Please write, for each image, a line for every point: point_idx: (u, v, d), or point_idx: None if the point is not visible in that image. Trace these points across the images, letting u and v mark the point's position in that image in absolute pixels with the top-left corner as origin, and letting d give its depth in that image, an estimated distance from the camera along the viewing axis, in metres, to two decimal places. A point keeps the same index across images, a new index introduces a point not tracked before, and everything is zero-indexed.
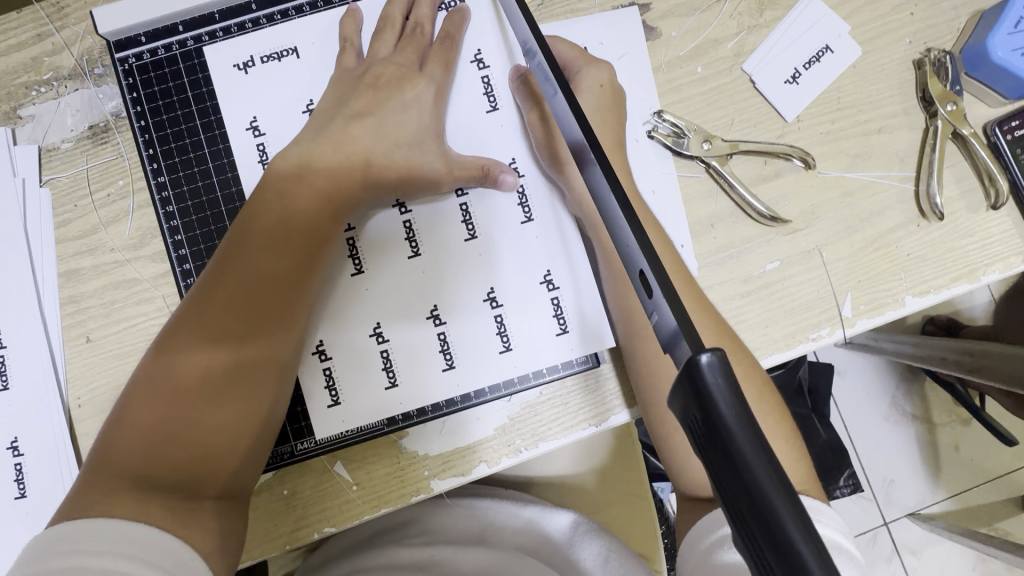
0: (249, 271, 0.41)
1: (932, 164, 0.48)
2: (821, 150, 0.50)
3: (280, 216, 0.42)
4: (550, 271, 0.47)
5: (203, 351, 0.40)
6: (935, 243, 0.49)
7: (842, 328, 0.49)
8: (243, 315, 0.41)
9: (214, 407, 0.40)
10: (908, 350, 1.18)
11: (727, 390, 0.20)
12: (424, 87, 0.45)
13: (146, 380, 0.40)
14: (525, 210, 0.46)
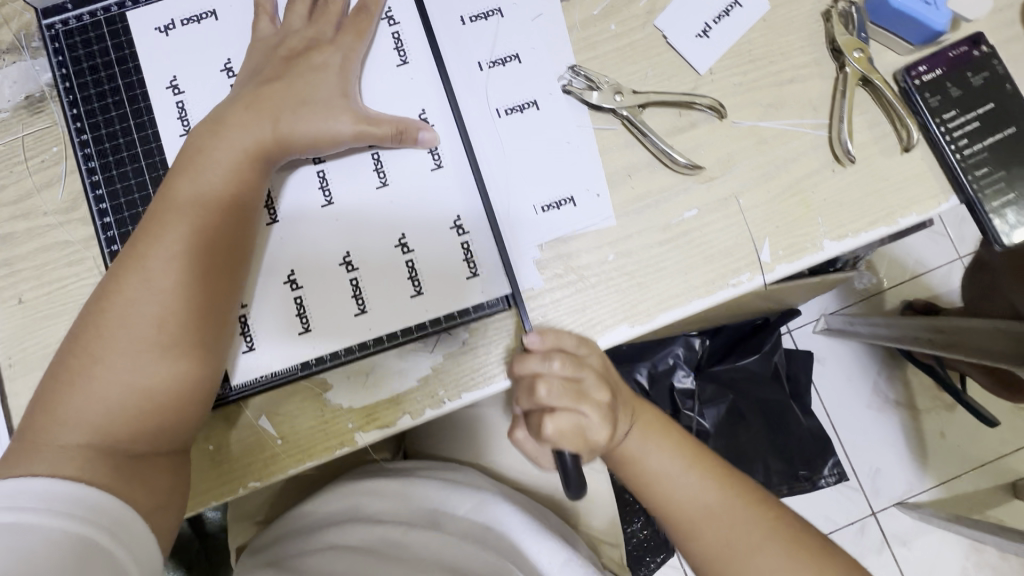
0: (180, 225, 0.42)
1: (842, 109, 0.49)
2: (734, 101, 0.51)
3: (207, 171, 0.44)
4: (460, 217, 0.48)
5: (139, 308, 0.41)
6: (851, 188, 0.50)
7: (762, 273, 0.49)
8: (177, 271, 0.42)
9: (153, 360, 0.41)
10: (883, 333, 1.17)
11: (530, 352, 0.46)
12: (334, 51, 0.47)
13: (81, 339, 0.41)
14: (435, 158, 0.48)
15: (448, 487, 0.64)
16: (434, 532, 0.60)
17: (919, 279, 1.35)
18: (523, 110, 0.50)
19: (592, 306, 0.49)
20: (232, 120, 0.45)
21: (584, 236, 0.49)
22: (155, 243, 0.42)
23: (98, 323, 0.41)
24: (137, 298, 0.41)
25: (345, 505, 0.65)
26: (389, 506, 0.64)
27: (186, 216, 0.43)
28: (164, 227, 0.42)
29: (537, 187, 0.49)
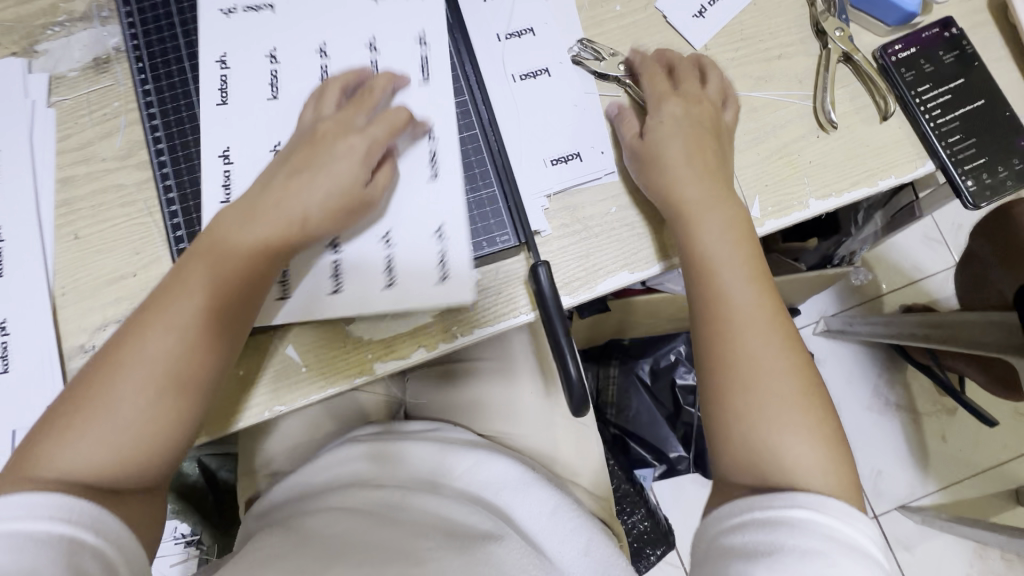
0: (173, 347, 0.44)
1: (825, 82, 0.55)
2: (727, 73, 0.56)
3: (216, 261, 0.46)
4: (479, 160, 0.52)
5: (131, 405, 0.43)
6: (834, 153, 0.54)
7: (752, 227, 0.54)
8: (184, 345, 0.44)
9: (154, 403, 0.43)
10: (880, 331, 1.20)
11: (549, 285, 0.46)
12: (360, 140, 0.49)
13: (77, 400, 0.43)
14: (458, 109, 0.53)
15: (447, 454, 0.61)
16: (441, 498, 0.55)
17: (917, 284, 1.39)
18: (536, 76, 0.55)
19: (595, 253, 0.53)
20: (246, 245, 0.47)
21: (588, 189, 0.54)
22: (172, 305, 0.45)
23: (108, 361, 0.44)
24: (144, 350, 0.44)
25: (336, 470, 0.60)
26: (384, 468, 0.59)
27: (200, 285, 0.46)
28: (183, 284, 0.46)
29: (548, 144, 0.54)
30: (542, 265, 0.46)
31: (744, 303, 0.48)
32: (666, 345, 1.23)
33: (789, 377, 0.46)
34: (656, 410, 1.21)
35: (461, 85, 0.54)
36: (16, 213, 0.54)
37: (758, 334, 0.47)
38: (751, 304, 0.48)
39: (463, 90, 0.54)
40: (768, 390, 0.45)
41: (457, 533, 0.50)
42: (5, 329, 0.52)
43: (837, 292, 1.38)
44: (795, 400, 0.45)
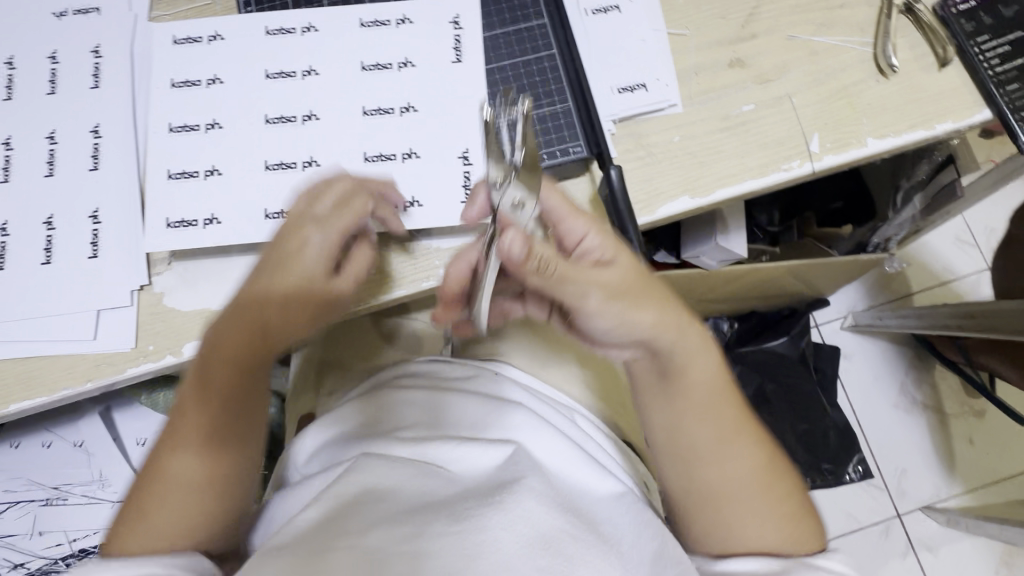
0: (203, 439, 0.46)
1: (887, 29, 0.57)
2: (790, 19, 0.59)
3: (218, 366, 0.46)
4: (560, 79, 0.54)
5: (178, 497, 0.45)
6: (893, 96, 0.56)
7: (810, 161, 0.56)
8: (206, 438, 0.46)
9: (199, 481, 0.46)
10: (911, 323, 1.19)
11: (620, 183, 0.50)
12: (319, 230, 0.47)
13: (137, 498, 0.46)
14: (540, 28, 0.55)
15: (485, 410, 0.57)
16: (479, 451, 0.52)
17: (948, 285, 1.37)
18: (608, 10, 0.57)
19: (658, 179, 0.55)
20: (253, 339, 0.46)
21: (652, 118, 0.56)
22: (174, 460, 0.46)
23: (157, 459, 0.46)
24: (169, 491, 0.46)
25: (376, 416, 0.59)
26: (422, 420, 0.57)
27: (201, 447, 0.46)
28: (204, 388, 0.46)
29: (616, 72, 0.56)
30: (615, 168, 0.51)
31: (707, 381, 0.49)
32: None
33: (732, 452, 0.48)
34: None
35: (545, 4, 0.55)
36: (114, 114, 0.58)
37: (716, 394, 0.49)
38: (694, 346, 0.49)
39: (545, 8, 0.55)
40: (721, 461, 0.48)
41: (496, 487, 0.48)
42: (97, 217, 0.56)
43: (868, 288, 1.37)
44: (745, 446, 0.49)
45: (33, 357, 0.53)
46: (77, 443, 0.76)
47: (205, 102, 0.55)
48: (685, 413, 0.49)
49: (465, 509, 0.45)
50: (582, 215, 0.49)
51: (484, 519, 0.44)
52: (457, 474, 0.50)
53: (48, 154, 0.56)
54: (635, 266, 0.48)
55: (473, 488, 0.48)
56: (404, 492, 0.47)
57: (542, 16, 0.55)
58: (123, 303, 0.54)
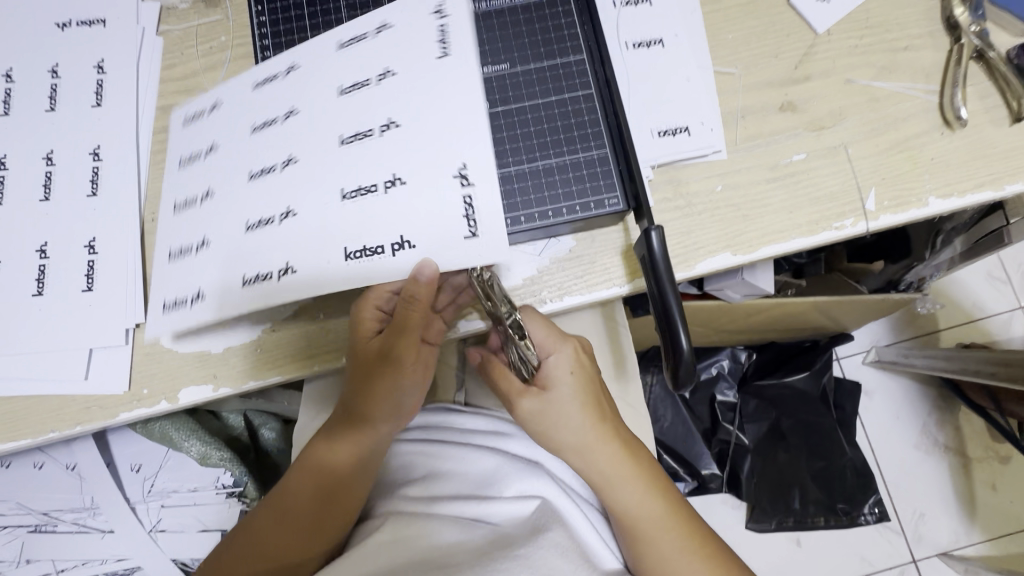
0: (307, 496, 0.50)
1: (956, 77, 0.52)
2: (849, 60, 0.54)
3: (327, 454, 0.50)
4: (597, 120, 0.50)
5: (280, 536, 0.49)
6: (959, 151, 0.52)
7: (865, 220, 0.51)
8: (314, 497, 0.49)
9: (297, 532, 0.49)
10: (941, 364, 1.08)
11: (660, 244, 0.44)
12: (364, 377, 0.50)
13: (244, 531, 0.51)
14: (578, 63, 0.50)
15: (512, 457, 0.53)
16: (495, 508, 0.49)
17: (977, 324, 1.27)
18: (651, 45, 0.53)
19: (697, 232, 0.51)
20: (372, 434, 0.49)
21: (693, 165, 0.52)
22: (288, 491, 0.50)
23: (279, 502, 0.50)
24: (272, 534, 0.50)
25: (393, 460, 0.56)
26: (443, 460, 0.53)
27: (309, 491, 0.49)
28: (331, 451, 0.50)
29: (657, 114, 0.52)
30: (655, 228, 0.44)
31: (634, 500, 0.49)
32: (708, 358, 1.14)
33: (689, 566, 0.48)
34: (692, 424, 1.12)
35: (584, 36, 0.51)
36: (116, 136, 0.54)
37: (645, 519, 0.49)
38: (602, 476, 0.49)
39: (584, 41, 0.51)
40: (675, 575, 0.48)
41: (521, 539, 0.45)
42: (93, 248, 0.52)
43: (893, 324, 1.27)
44: (695, 561, 0.48)
45: (19, 396, 0.50)
46: (68, 466, 0.70)
47: (208, 127, 0.51)
48: (642, 533, 0.49)
49: (489, 564, 0.42)
50: (553, 349, 0.48)
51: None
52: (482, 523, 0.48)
53: (44, 176, 0.53)
54: (585, 404, 0.48)
55: (496, 541, 0.46)
56: (419, 545, 0.44)
57: (581, 51, 0.50)
58: (116, 342, 0.51)
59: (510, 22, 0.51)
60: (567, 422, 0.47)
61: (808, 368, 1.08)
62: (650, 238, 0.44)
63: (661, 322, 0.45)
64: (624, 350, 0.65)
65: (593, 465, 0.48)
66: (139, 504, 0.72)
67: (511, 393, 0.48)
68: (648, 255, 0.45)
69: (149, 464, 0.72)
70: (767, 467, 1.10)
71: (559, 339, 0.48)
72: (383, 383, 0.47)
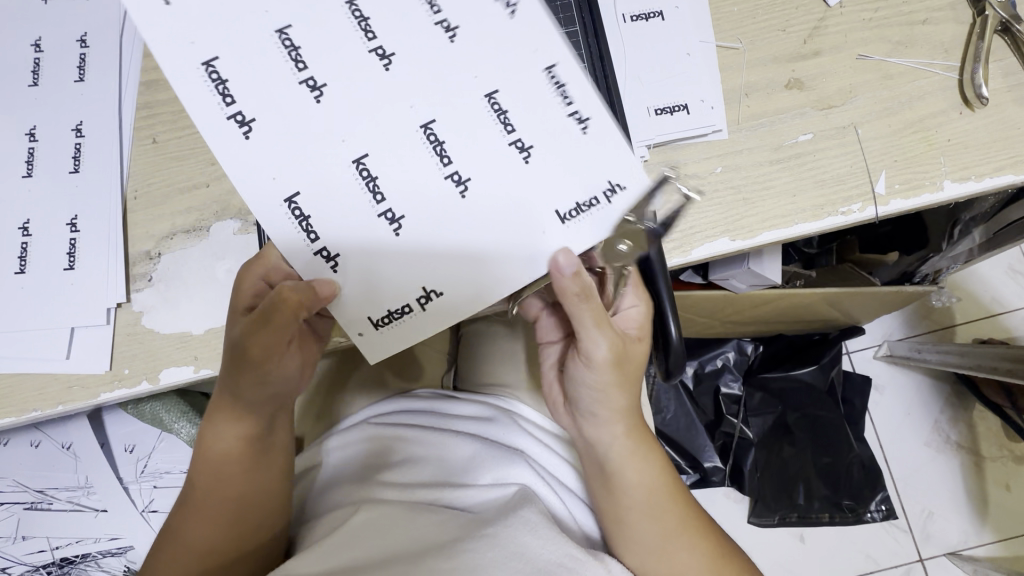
0: (213, 486, 0.47)
1: (978, 52, 0.49)
2: (862, 35, 0.51)
3: (220, 446, 0.46)
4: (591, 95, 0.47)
5: (197, 531, 0.47)
6: (979, 132, 0.48)
7: (874, 205, 0.48)
8: (217, 487, 0.47)
9: (210, 522, 0.47)
10: (953, 360, 1.04)
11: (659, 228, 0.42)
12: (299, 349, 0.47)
13: (170, 525, 0.48)
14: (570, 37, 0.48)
15: (488, 443, 0.52)
16: (471, 490, 0.48)
17: (995, 319, 1.22)
18: (649, 18, 0.50)
19: (694, 216, 0.49)
20: (256, 416, 0.46)
21: (692, 145, 0.49)
22: (194, 482, 0.48)
23: (191, 501, 0.47)
24: (187, 528, 0.47)
25: (371, 443, 0.54)
26: (420, 444, 0.53)
27: (211, 480, 0.47)
28: (223, 433, 0.46)
29: (655, 90, 0.49)
30: None
31: (645, 484, 0.48)
32: (713, 349, 1.11)
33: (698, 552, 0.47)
34: (695, 416, 1.10)
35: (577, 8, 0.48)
36: (99, 112, 0.53)
37: (651, 502, 0.47)
38: (617, 456, 0.48)
39: (578, 13, 0.48)
40: (682, 558, 0.47)
41: (492, 518, 0.44)
42: (75, 226, 0.51)
43: (906, 318, 1.23)
44: (696, 540, 0.47)
45: (1, 375, 0.49)
46: (64, 445, 0.70)
47: None
48: (654, 520, 0.47)
49: (459, 543, 0.41)
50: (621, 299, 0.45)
51: (476, 556, 0.40)
52: (458, 508, 0.47)
53: (26, 152, 0.52)
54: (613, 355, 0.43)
55: (467, 521, 0.45)
56: (390, 526, 0.44)
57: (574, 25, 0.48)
58: (98, 321, 0.50)
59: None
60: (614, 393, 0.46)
61: (814, 361, 1.05)
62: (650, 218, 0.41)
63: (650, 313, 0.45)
64: None
65: (604, 442, 0.48)
66: (133, 484, 0.72)
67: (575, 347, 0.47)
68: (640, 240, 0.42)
69: (143, 445, 0.72)
70: (772, 463, 1.07)
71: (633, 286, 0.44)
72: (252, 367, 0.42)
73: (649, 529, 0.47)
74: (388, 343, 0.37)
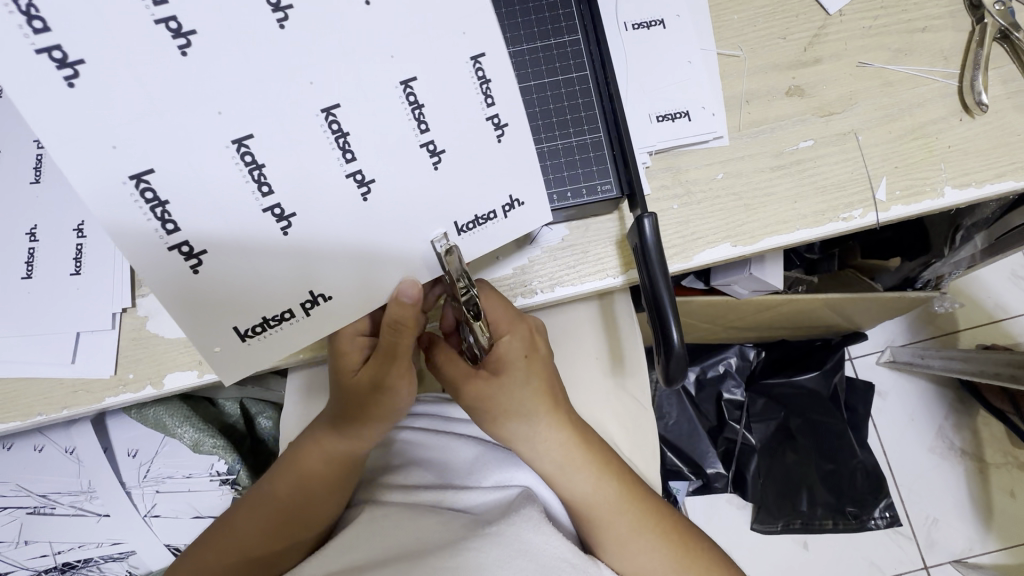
0: (284, 496, 0.48)
1: (978, 59, 0.49)
2: (862, 43, 0.51)
3: (310, 462, 0.47)
4: (595, 103, 0.48)
5: (255, 531, 0.48)
6: (979, 139, 0.49)
7: (875, 211, 0.48)
8: (293, 498, 0.48)
9: (275, 526, 0.48)
10: (957, 366, 1.04)
11: (654, 233, 0.42)
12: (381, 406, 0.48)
13: (222, 524, 0.49)
14: (573, 46, 0.48)
15: (491, 446, 0.53)
16: (474, 492, 0.48)
17: (999, 325, 1.22)
18: (650, 26, 0.50)
19: (695, 222, 0.49)
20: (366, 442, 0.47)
21: (694, 152, 0.50)
22: (268, 487, 0.49)
23: (252, 500, 0.49)
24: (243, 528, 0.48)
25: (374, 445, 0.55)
26: (423, 445, 0.53)
27: (286, 490, 0.48)
28: (331, 453, 0.47)
29: (657, 97, 0.50)
30: (649, 216, 0.43)
31: (607, 491, 0.48)
32: (715, 354, 1.11)
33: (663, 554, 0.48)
34: (699, 423, 1.09)
35: (580, 17, 0.48)
36: None
37: (599, 505, 0.47)
38: (555, 466, 0.47)
39: (581, 22, 0.48)
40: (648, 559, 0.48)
41: (495, 519, 0.45)
42: (82, 231, 0.52)
43: (908, 323, 1.23)
44: (656, 541, 0.48)
45: (6, 379, 0.50)
46: (67, 449, 0.70)
47: None
48: (621, 520, 0.48)
49: (463, 542, 0.42)
50: (507, 330, 0.46)
51: (481, 556, 0.40)
52: (462, 511, 0.47)
53: (35, 159, 0.52)
54: (499, 409, 0.45)
55: (468, 522, 0.45)
56: (394, 527, 0.44)
57: (577, 34, 0.48)
58: (103, 326, 0.50)
59: (504, 2, 0.49)
60: (523, 413, 0.46)
61: (818, 367, 1.05)
62: (643, 227, 0.42)
63: (652, 315, 0.43)
64: (622, 341, 0.63)
65: (540, 454, 0.47)
66: (135, 489, 0.72)
67: (455, 376, 0.45)
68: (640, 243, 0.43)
69: (145, 450, 0.72)
70: (774, 469, 1.07)
71: (513, 320, 0.46)
72: (378, 403, 0.44)
73: (622, 529, 0.48)
74: (270, 352, 0.37)
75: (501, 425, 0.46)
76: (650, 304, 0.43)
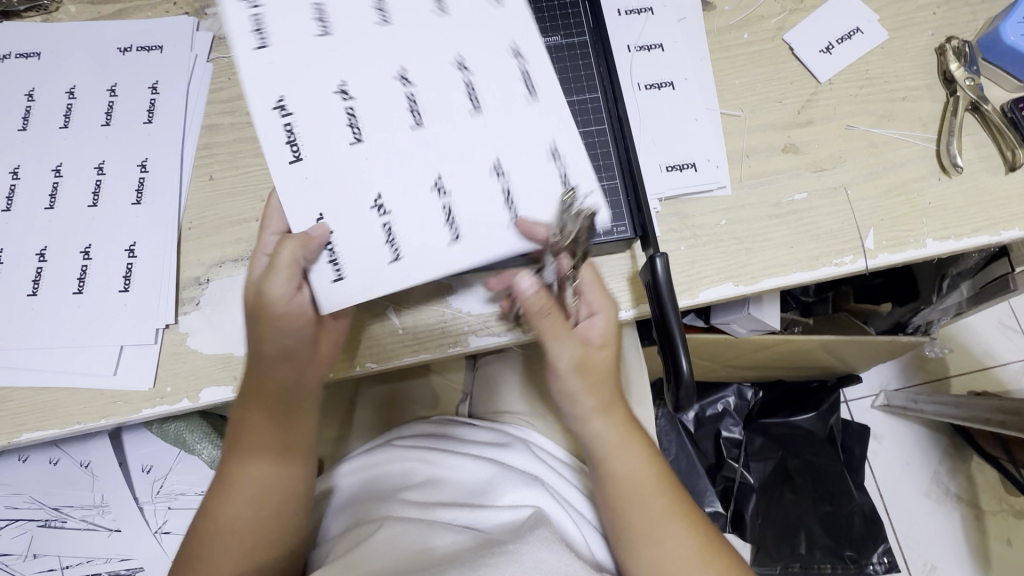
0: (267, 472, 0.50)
1: (953, 126, 0.55)
2: (848, 108, 0.57)
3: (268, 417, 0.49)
4: (612, 153, 0.53)
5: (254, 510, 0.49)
6: (955, 197, 0.54)
7: (864, 258, 0.53)
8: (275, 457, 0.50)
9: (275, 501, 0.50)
10: (950, 411, 1.06)
11: (663, 267, 0.47)
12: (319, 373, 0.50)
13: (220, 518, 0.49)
14: (593, 104, 0.54)
15: (505, 467, 0.55)
16: (490, 510, 0.50)
17: (988, 372, 1.26)
18: (661, 87, 0.56)
19: (700, 262, 0.53)
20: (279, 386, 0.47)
21: (699, 199, 0.55)
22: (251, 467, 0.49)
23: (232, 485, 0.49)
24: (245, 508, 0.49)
25: (384, 470, 0.57)
26: (435, 469, 0.56)
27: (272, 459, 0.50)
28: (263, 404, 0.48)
29: (666, 149, 0.55)
30: (660, 256, 0.47)
31: (630, 477, 0.51)
32: (714, 393, 1.14)
33: (684, 543, 0.49)
34: (696, 459, 1.12)
35: (598, 80, 0.55)
36: (163, 150, 0.58)
37: (638, 485, 0.50)
38: (602, 444, 0.51)
39: (601, 85, 0.55)
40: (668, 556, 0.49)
41: (506, 537, 0.46)
42: (133, 252, 0.55)
43: (902, 367, 1.27)
44: (679, 525, 0.50)
45: (49, 388, 0.53)
46: (83, 463, 0.72)
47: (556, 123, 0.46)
48: (650, 502, 0.50)
49: (476, 558, 0.43)
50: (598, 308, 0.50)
51: (494, 570, 0.42)
52: (466, 528, 0.49)
53: (94, 184, 0.57)
54: (580, 361, 0.48)
55: (482, 541, 0.47)
56: (389, 542, 0.46)
57: (596, 95, 0.54)
58: (146, 340, 0.54)
59: None
60: (591, 391, 0.50)
61: (814, 409, 1.08)
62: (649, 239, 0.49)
63: (660, 349, 0.47)
64: (628, 373, 0.66)
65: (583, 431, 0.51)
66: (148, 505, 0.74)
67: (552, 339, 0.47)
68: (652, 281, 0.47)
69: (159, 466, 0.74)
70: (772, 509, 1.07)
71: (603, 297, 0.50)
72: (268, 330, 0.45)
73: (652, 514, 0.50)
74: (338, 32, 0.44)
75: (572, 404, 0.50)
76: (660, 335, 0.47)
